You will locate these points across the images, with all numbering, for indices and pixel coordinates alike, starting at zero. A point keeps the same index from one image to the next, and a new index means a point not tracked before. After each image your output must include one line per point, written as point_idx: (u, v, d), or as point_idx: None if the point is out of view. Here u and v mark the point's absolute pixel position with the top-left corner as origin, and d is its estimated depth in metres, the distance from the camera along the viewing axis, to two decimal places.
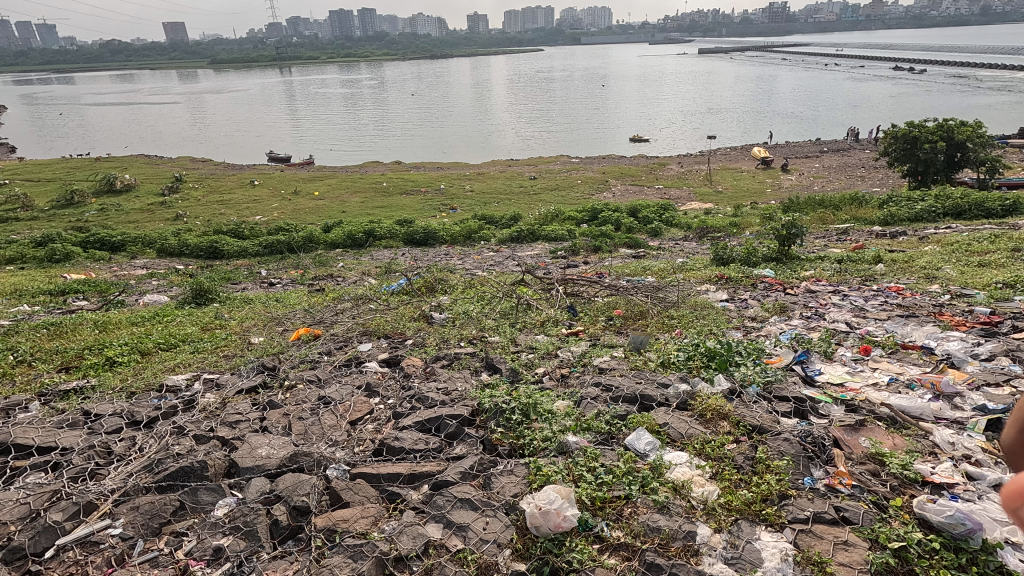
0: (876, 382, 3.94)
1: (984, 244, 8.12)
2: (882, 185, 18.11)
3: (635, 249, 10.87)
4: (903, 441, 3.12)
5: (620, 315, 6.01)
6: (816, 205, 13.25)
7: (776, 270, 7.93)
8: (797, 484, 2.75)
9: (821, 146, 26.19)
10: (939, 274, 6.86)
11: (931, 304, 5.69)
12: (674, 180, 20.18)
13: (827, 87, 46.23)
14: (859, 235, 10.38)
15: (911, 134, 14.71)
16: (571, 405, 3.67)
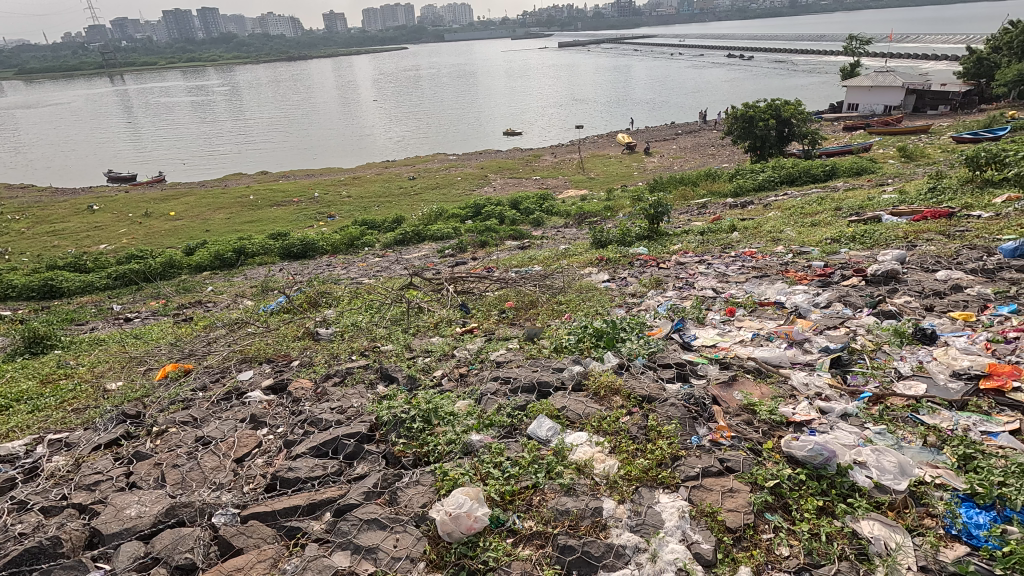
0: (741, 339, 4.37)
1: (814, 206, 9.33)
2: (729, 160, 20.15)
3: (520, 240, 11.12)
4: (768, 389, 3.49)
5: (511, 307, 6.11)
6: (678, 182, 14.40)
7: (649, 247, 8.52)
8: (686, 444, 2.97)
9: (676, 129, 28.52)
10: (782, 236, 7.78)
11: (778, 264, 6.42)
12: (550, 170, 20.91)
13: (675, 75, 50.39)
14: (715, 208, 11.46)
15: (747, 114, 16.48)
16: (472, 404, 3.66)
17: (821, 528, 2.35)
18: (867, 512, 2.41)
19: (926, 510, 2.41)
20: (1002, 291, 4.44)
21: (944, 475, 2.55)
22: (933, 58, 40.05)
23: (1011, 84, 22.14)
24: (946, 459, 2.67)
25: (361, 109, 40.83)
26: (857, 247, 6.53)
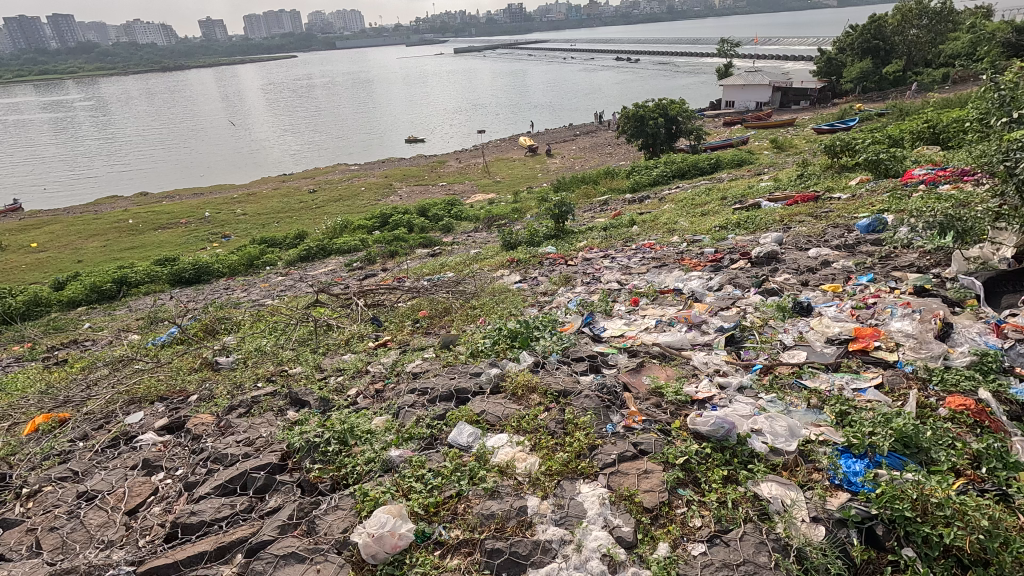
0: (646, 327, 4.61)
1: (703, 197, 10.04)
2: (626, 158, 21.19)
3: (431, 247, 11.00)
4: (673, 371, 3.71)
5: (425, 315, 6.02)
6: (580, 181, 14.92)
7: (557, 245, 8.74)
8: (601, 433, 3.07)
9: (574, 130, 29.54)
10: (677, 227, 8.30)
11: (675, 253, 6.84)
12: (456, 176, 20.89)
13: (570, 78, 52.22)
14: (616, 204, 12.00)
15: (638, 114, 17.42)
16: (390, 419, 3.57)
17: (727, 495, 2.52)
18: (765, 475, 2.62)
19: (814, 466, 2.66)
20: (860, 263, 5.02)
21: (826, 433, 2.84)
22: (793, 58, 44.55)
23: (856, 80, 25.12)
24: (826, 418, 2.97)
25: (250, 121, 38.53)
26: (742, 232, 7.10)
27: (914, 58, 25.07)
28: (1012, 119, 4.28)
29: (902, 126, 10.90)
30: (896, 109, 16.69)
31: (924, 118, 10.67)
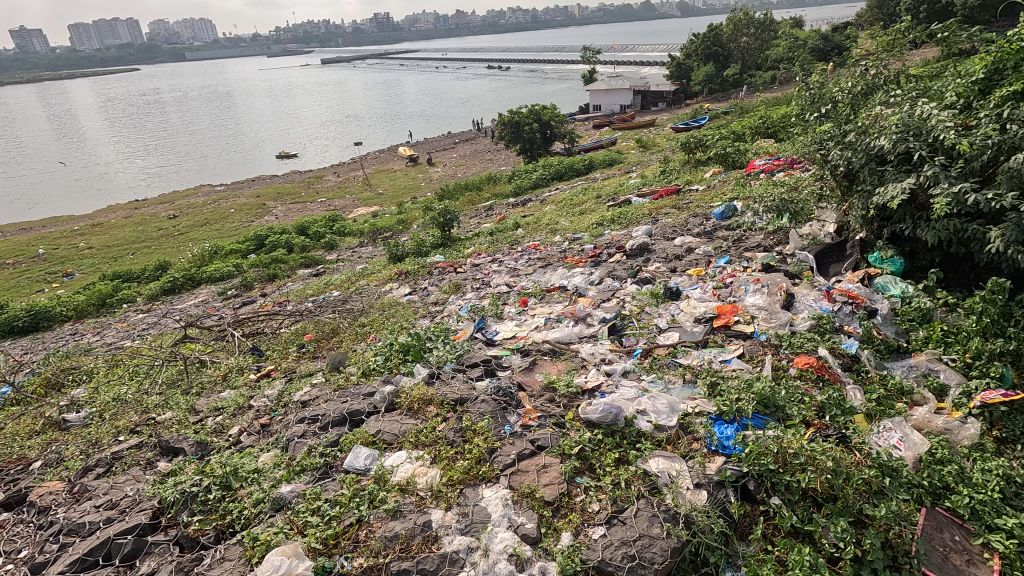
0: (536, 325, 4.76)
1: (580, 196, 10.54)
2: (506, 163, 21.68)
3: (314, 266, 10.46)
4: (563, 365, 3.85)
5: (311, 339, 5.71)
6: (463, 189, 15.00)
7: (445, 254, 8.71)
8: (500, 435, 3.11)
9: (454, 138, 29.68)
10: (558, 226, 8.64)
11: (558, 251, 7.11)
12: (335, 190, 20.06)
13: (445, 86, 52.41)
14: (500, 208, 12.22)
15: (513, 120, 17.89)
16: (278, 454, 3.33)
17: (620, 476, 2.67)
18: (652, 451, 2.81)
19: (693, 436, 2.89)
20: (718, 247, 5.57)
21: (700, 404, 3.10)
22: (648, 64, 48.32)
23: (702, 83, 27.82)
24: (700, 390, 3.25)
25: (87, 142, 34.11)
26: (617, 227, 7.56)
27: (748, 63, 28.31)
28: (822, 114, 5.00)
29: (743, 122, 12.24)
30: (737, 108, 18.68)
31: (760, 115, 12.06)
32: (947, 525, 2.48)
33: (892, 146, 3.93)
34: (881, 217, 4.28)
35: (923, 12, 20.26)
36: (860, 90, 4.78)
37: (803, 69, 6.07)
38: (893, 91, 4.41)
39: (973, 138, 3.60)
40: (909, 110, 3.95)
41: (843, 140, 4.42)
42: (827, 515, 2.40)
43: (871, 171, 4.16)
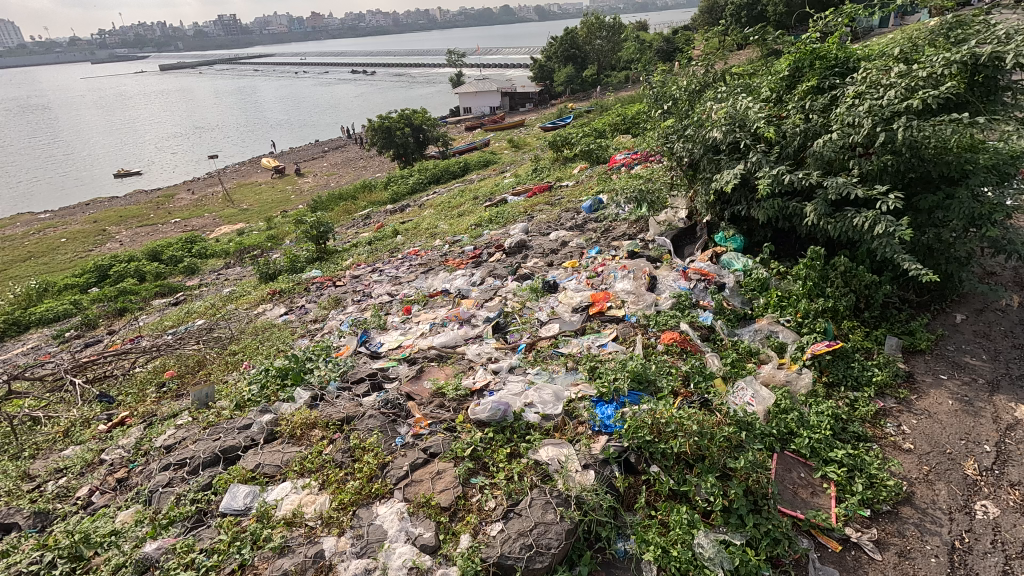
0: (421, 332, 4.71)
1: (458, 198, 10.58)
2: (381, 170, 21.14)
3: (172, 295, 9.43)
4: (451, 369, 3.85)
5: (174, 376, 5.15)
6: (337, 198, 14.38)
7: (322, 268, 8.29)
8: (391, 448, 3.04)
9: (322, 146, 28.33)
10: (438, 230, 8.60)
11: (439, 256, 7.08)
12: (191, 209, 18.25)
13: (308, 92, 49.83)
14: (377, 216, 11.88)
15: (383, 125, 17.48)
16: (140, 509, 2.97)
17: (513, 470, 2.73)
18: (541, 441, 2.90)
19: (578, 420, 3.03)
20: (588, 239, 5.88)
21: (582, 389, 3.26)
22: (513, 66, 49.73)
23: (564, 83, 29.22)
24: (581, 376, 3.42)
25: None
26: (495, 227, 7.70)
27: (603, 64, 30.20)
28: (665, 110, 5.48)
29: (603, 119, 13.03)
30: (598, 106, 19.86)
31: (617, 112, 12.92)
32: (794, 464, 2.85)
33: (723, 137, 4.41)
34: (722, 201, 4.80)
35: (743, 17, 22.99)
36: (694, 88, 5.31)
37: (647, 69, 6.61)
38: (720, 88, 4.95)
39: (785, 127, 4.16)
40: (734, 104, 4.47)
41: (684, 134, 4.89)
42: (698, 474, 2.65)
43: (709, 160, 4.64)
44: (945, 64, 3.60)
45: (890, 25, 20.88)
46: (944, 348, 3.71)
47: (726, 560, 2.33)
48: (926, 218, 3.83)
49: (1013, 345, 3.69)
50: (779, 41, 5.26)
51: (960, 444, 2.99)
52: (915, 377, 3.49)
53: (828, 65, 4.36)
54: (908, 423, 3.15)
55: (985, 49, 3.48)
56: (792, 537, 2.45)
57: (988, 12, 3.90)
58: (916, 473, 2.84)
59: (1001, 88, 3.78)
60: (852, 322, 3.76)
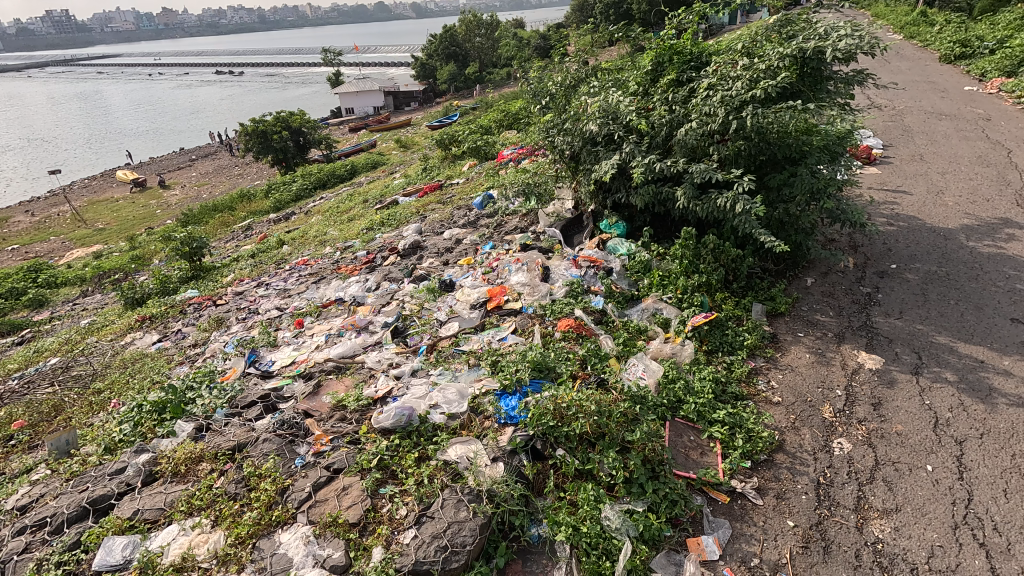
0: (316, 345, 4.48)
1: (346, 203, 10.17)
2: (259, 177, 19.78)
3: (14, 333, 8.16)
4: (350, 381, 3.71)
5: (23, 425, 4.47)
6: (211, 210, 13.23)
7: (199, 287, 7.60)
8: (290, 471, 2.88)
9: (189, 154, 25.92)
10: (327, 237, 8.21)
11: (330, 263, 6.77)
12: (31, 233, 15.89)
13: (166, 96, 45.29)
14: (260, 226, 11.10)
15: (258, 129, 16.35)
16: None
17: (422, 474, 2.70)
18: (449, 441, 2.90)
19: (483, 415, 3.05)
20: (482, 235, 5.93)
21: (486, 383, 3.29)
22: (395, 65, 48.70)
23: (448, 81, 29.13)
24: (484, 371, 3.45)
25: None
26: (388, 229, 7.50)
27: (485, 61, 30.45)
28: (544, 105, 5.64)
29: (489, 116, 13.16)
30: (483, 103, 20.01)
31: (501, 109, 13.10)
32: (684, 430, 3.09)
33: (599, 129, 4.64)
34: (603, 190, 5.05)
35: (612, 15, 24.26)
36: (569, 83, 5.52)
37: (524, 65, 6.76)
38: (592, 83, 5.19)
39: (652, 118, 4.46)
40: (605, 98, 4.71)
41: (563, 127, 5.07)
42: (600, 451, 2.79)
43: (588, 152, 4.86)
44: (780, 57, 4.05)
45: (738, 22, 23.08)
46: (799, 309, 4.20)
47: (632, 528, 2.49)
48: (776, 195, 4.30)
49: (852, 300, 4.26)
50: (641, 38, 5.61)
51: (817, 391, 3.41)
52: (778, 338, 3.92)
53: (685, 60, 4.73)
54: (776, 378, 3.53)
55: (809, 44, 3.96)
56: (687, 497, 2.67)
57: (810, 12, 4.43)
58: (785, 422, 3.20)
59: (825, 78, 4.32)
60: (723, 293, 4.14)
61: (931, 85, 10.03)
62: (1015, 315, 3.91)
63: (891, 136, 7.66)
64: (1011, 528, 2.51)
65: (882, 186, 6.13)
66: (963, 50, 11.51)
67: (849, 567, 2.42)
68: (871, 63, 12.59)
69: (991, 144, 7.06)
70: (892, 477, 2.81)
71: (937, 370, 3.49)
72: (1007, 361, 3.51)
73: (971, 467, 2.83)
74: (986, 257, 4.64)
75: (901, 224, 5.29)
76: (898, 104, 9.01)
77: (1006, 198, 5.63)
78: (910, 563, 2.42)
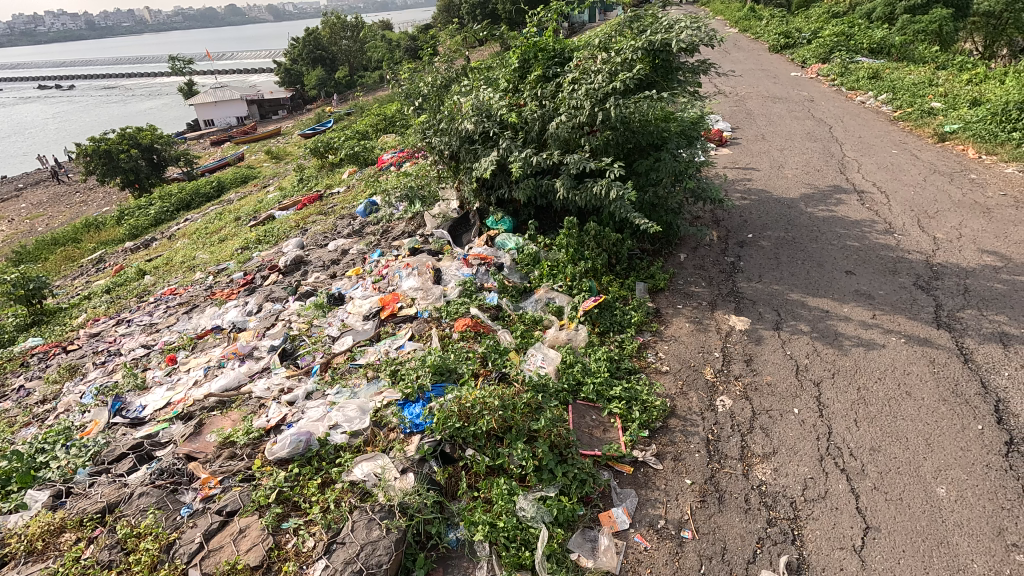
0: (194, 380, 4.08)
1: (216, 222, 9.36)
2: (108, 203, 17.59)
3: None
4: (237, 414, 3.42)
5: None
6: (50, 244, 11.54)
7: (42, 333, 6.58)
8: (176, 523, 2.60)
9: (15, 183, 22.40)
10: (197, 262, 7.50)
11: (202, 290, 6.19)
12: None
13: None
14: (114, 257, 9.87)
15: (101, 148, 14.53)
16: None
17: (328, 500, 2.57)
18: (354, 460, 2.78)
19: (388, 428, 2.96)
20: (369, 244, 5.73)
21: (387, 395, 3.19)
22: (257, 72, 45.56)
23: (317, 86, 27.83)
24: (384, 382, 3.34)
25: None
26: (266, 247, 7.00)
27: (354, 64, 29.40)
28: (417, 107, 5.56)
29: (365, 120, 12.77)
30: (358, 108, 19.32)
31: (376, 112, 12.73)
32: (586, 410, 3.22)
33: (474, 128, 4.67)
34: (486, 187, 5.10)
35: (478, 15, 24.54)
36: (440, 83, 5.49)
37: (392, 66, 6.61)
38: (463, 82, 5.20)
39: (525, 114, 4.57)
40: (478, 96, 4.75)
41: (439, 128, 5.04)
42: (509, 444, 2.84)
43: (467, 151, 4.89)
44: (634, 51, 4.33)
45: (597, 20, 24.44)
46: (676, 283, 4.54)
47: (546, 514, 2.55)
48: (645, 180, 4.60)
49: (720, 270, 4.68)
50: (506, 36, 5.72)
51: (698, 356, 3.71)
52: (661, 312, 4.20)
53: (549, 56, 4.90)
54: (663, 350, 3.79)
55: (657, 37, 4.27)
56: (595, 474, 2.79)
57: (656, 7, 4.77)
58: (675, 389, 3.44)
59: (675, 68, 4.69)
60: (609, 276, 4.35)
61: (765, 73, 11.26)
62: (849, 267, 4.52)
63: (737, 120, 8.49)
64: (863, 451, 2.90)
65: (734, 165, 6.78)
66: (787, 40, 13.01)
67: (741, 511, 2.66)
68: (713, 53, 13.89)
69: (815, 122, 8.08)
70: (767, 424, 3.14)
71: (793, 323, 3.95)
72: (846, 308, 4.05)
73: (828, 404, 3.23)
74: (821, 220, 5.32)
75: (752, 197, 5.89)
76: (740, 90, 10.01)
77: (832, 167, 6.49)
78: (789, 497, 2.71)
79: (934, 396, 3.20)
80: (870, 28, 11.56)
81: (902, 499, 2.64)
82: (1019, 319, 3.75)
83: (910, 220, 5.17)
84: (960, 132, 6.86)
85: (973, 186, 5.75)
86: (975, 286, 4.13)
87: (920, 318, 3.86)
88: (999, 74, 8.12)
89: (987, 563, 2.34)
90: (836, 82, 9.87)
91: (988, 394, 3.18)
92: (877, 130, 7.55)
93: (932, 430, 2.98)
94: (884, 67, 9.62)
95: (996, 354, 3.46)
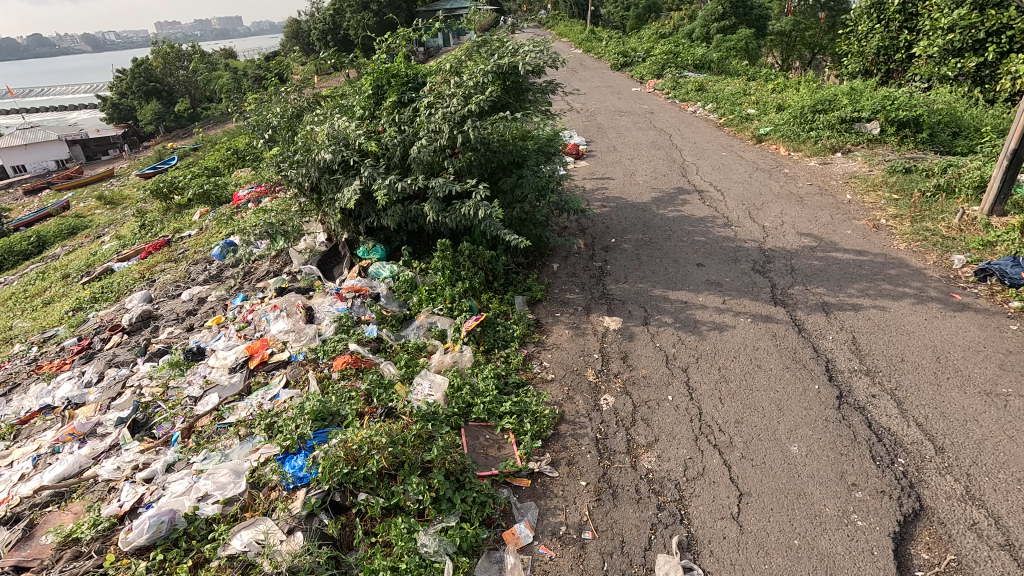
0: (19, 474, 3.42)
1: (37, 283, 8.06)
2: None
3: None
4: (80, 505, 2.93)
5: None
6: None
7: None
8: None
9: None
10: (16, 331, 6.39)
11: (25, 363, 5.27)
12: None
13: None
14: None
15: None
16: None
17: None
18: (230, 531, 2.52)
19: (268, 487, 2.74)
20: (229, 288, 5.28)
21: (264, 451, 2.94)
22: (75, 108, 40.23)
23: (153, 121, 25.28)
24: (259, 438, 3.08)
25: None
26: (104, 306, 6.14)
27: (196, 95, 27.16)
28: (267, 140, 5.24)
29: (214, 154, 11.81)
30: (204, 142, 17.78)
31: (224, 147, 11.79)
32: (479, 431, 3.21)
33: (333, 157, 4.49)
34: (353, 217, 4.94)
35: (330, 41, 24.02)
36: (291, 113, 5.20)
37: (235, 97, 6.14)
38: (316, 111, 4.98)
39: (384, 140, 4.50)
40: (332, 124, 4.57)
41: (294, 159, 4.79)
42: (403, 480, 2.75)
43: (328, 181, 4.69)
44: (484, 74, 4.44)
45: (451, 42, 25.11)
46: (552, 292, 4.71)
47: (449, 545, 2.50)
48: (511, 197, 4.73)
49: (589, 275, 4.94)
50: (357, 64, 5.58)
51: (580, 359, 3.88)
52: (541, 322, 4.33)
53: (402, 82, 4.89)
54: (547, 359, 3.90)
55: (505, 61, 4.43)
56: (494, 494, 2.78)
57: (501, 32, 4.94)
58: (561, 395, 3.55)
59: (526, 89, 4.88)
60: (487, 294, 4.40)
61: (609, 90, 12.18)
62: (699, 260, 5.02)
63: (591, 133, 9.09)
64: (729, 425, 3.21)
65: (592, 176, 7.24)
66: (626, 59, 14.26)
67: (633, 502, 2.80)
68: (563, 71, 14.84)
69: (657, 132, 8.90)
70: (647, 414, 3.35)
71: (659, 317, 4.28)
72: (701, 297, 4.48)
73: (695, 387, 3.53)
74: (672, 220, 5.84)
75: (611, 205, 6.33)
76: (589, 107, 10.75)
77: (675, 171, 7.17)
78: (674, 480, 2.91)
79: (779, 365, 3.63)
80: (691, 45, 13.04)
81: (765, 463, 2.95)
82: (834, 289, 4.40)
83: (743, 213, 5.86)
84: (772, 134, 7.95)
85: (788, 179, 6.67)
86: (799, 265, 4.78)
87: (761, 298, 4.37)
88: (794, 83, 9.55)
89: (837, 505, 2.69)
90: (670, 95, 10.98)
91: (820, 356, 3.68)
92: (708, 136, 8.50)
93: (780, 397, 3.38)
94: (707, 81, 10.89)
95: (821, 321, 4.02)
